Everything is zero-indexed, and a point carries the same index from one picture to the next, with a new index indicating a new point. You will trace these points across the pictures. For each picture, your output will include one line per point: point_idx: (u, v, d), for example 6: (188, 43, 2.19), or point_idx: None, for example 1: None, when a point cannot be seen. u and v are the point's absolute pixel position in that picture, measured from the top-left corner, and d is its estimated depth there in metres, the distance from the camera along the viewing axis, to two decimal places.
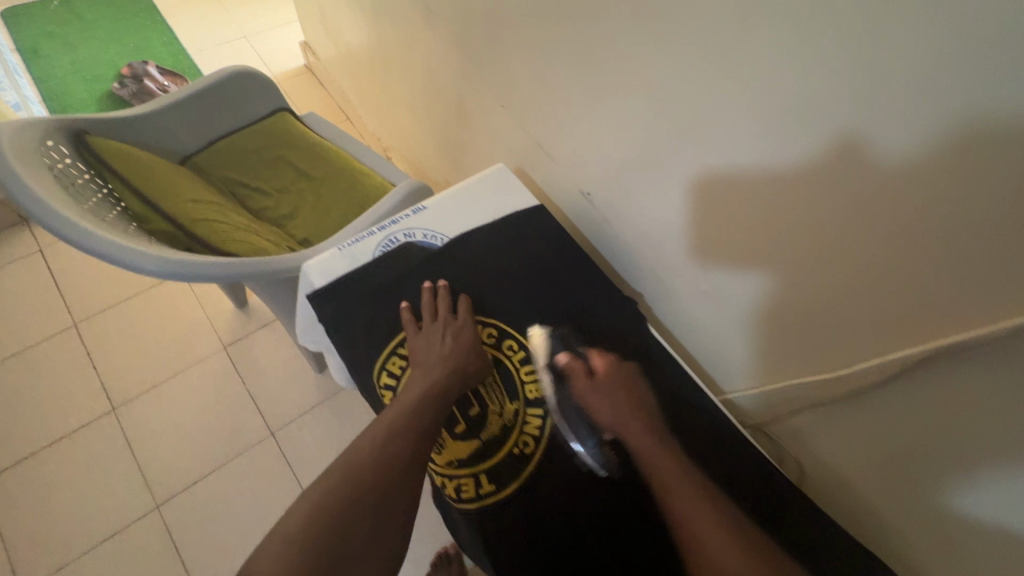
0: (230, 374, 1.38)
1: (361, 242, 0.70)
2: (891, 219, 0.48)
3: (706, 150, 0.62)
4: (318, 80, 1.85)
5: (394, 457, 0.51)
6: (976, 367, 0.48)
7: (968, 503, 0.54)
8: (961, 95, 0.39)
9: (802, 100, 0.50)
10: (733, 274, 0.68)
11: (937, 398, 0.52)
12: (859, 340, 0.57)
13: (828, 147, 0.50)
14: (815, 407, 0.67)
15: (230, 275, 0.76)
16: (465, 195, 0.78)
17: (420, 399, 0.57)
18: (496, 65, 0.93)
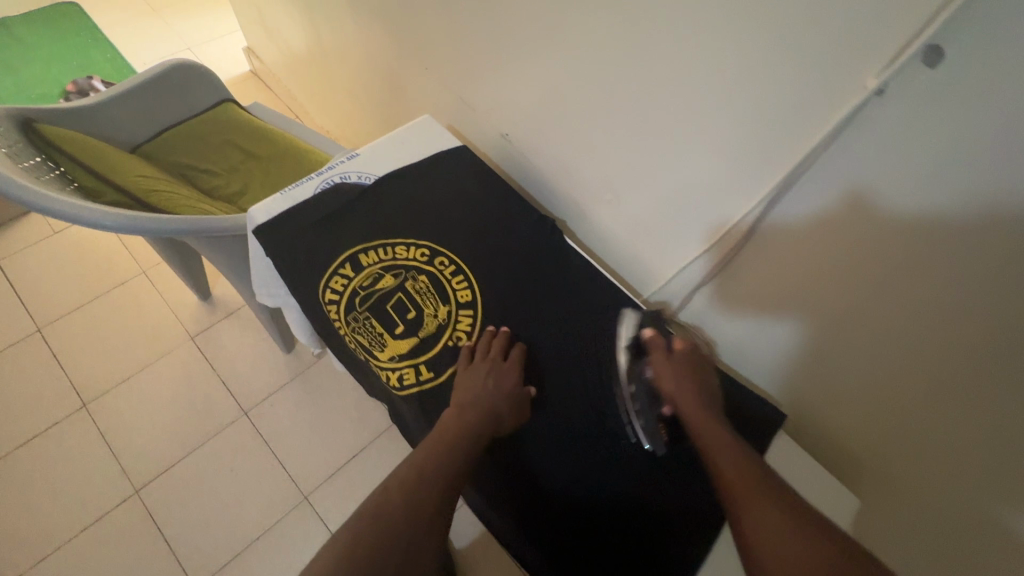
0: (199, 362, 1.42)
1: (300, 186, 0.78)
2: (731, 74, 0.58)
3: (724, 203, 0.68)
4: (264, 83, 1.91)
5: (425, 497, 0.52)
6: (797, 197, 0.60)
7: (832, 331, 0.65)
8: (953, 153, 0.46)
9: (810, 158, 0.56)
10: (759, 321, 0.74)
11: (780, 236, 0.64)
12: (726, 205, 0.68)
13: (838, 200, 0.56)
14: (709, 284, 0.78)
15: (183, 230, 0.83)
16: (395, 141, 0.86)
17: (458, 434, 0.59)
18: (418, 33, 1.02)
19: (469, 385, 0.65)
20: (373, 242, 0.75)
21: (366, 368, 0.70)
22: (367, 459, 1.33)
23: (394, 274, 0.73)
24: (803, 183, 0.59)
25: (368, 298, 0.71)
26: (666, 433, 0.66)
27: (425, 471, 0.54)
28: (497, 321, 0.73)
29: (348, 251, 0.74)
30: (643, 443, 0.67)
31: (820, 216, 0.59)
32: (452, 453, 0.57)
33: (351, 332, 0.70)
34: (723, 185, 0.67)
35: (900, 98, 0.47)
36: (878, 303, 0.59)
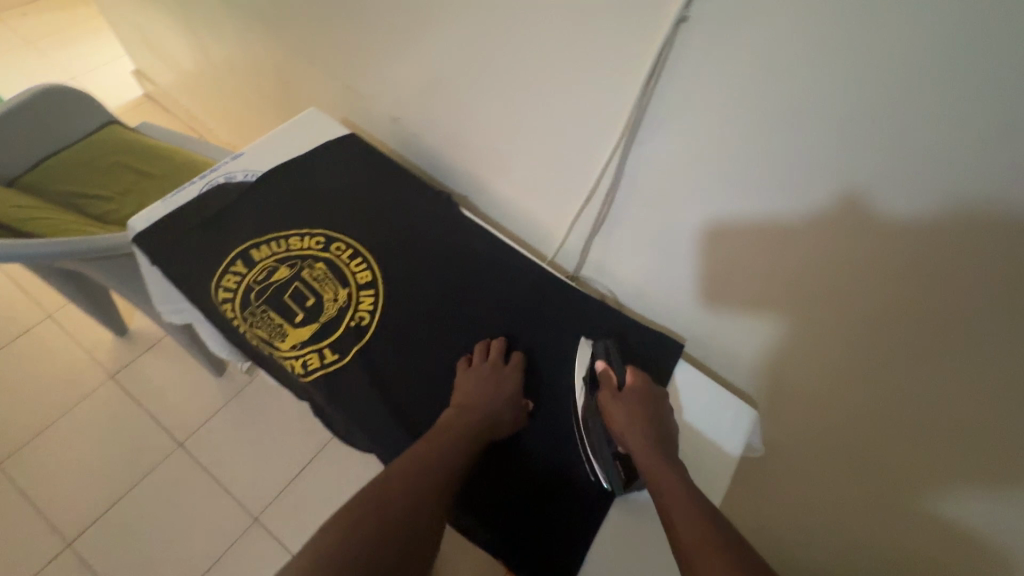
0: (123, 400, 1.35)
1: (182, 192, 0.76)
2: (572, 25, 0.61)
3: (709, 205, 0.65)
4: (160, 104, 1.83)
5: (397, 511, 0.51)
6: (677, 137, 0.62)
7: (730, 267, 0.69)
8: (955, 139, 0.44)
9: (797, 155, 0.53)
10: (741, 323, 0.73)
11: (701, 188, 0.64)
12: (594, 153, 0.71)
13: (831, 201, 0.54)
14: (598, 234, 0.81)
15: (65, 253, 0.80)
16: (280, 136, 0.85)
17: (449, 446, 0.59)
18: (295, 29, 1.02)
19: (471, 388, 0.66)
20: (264, 236, 0.74)
21: (269, 359, 0.69)
22: (316, 468, 1.31)
23: (289, 265, 0.73)
24: (790, 183, 0.56)
25: (263, 292, 0.71)
26: (622, 472, 0.64)
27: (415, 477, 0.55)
28: (399, 296, 0.74)
29: (237, 248, 0.73)
30: (601, 481, 0.65)
31: (673, 145, 0.63)
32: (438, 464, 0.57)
33: (250, 327, 0.69)
34: (704, 188, 0.64)
35: (704, 21, 0.51)
36: (738, 219, 0.63)
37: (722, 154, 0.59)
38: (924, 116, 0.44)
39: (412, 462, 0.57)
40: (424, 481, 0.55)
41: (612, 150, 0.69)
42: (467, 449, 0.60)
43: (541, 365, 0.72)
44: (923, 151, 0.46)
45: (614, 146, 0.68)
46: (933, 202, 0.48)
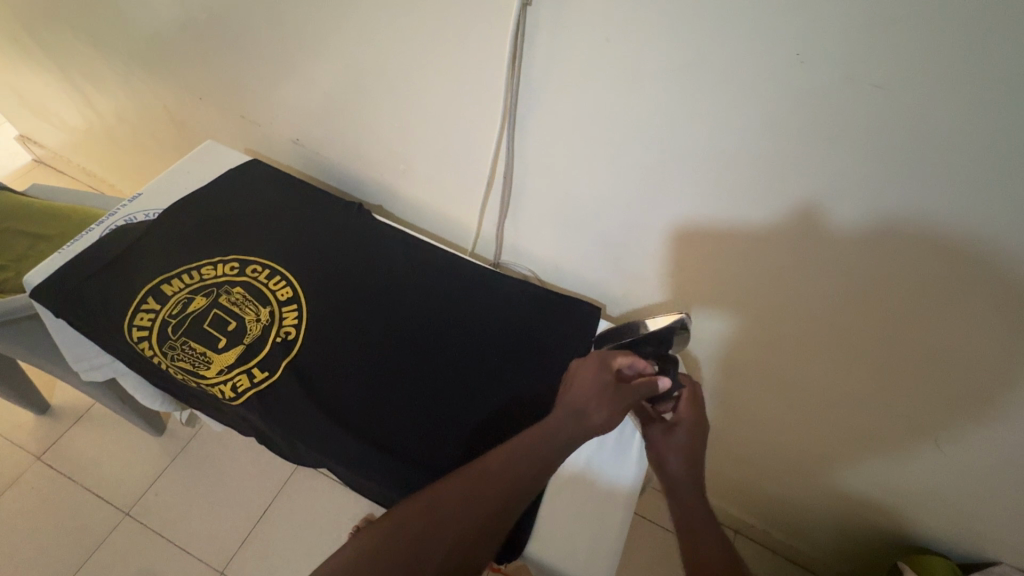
0: (54, 481, 1.26)
1: (80, 240, 0.74)
2: (436, 24, 0.66)
3: (637, 205, 0.71)
4: (52, 167, 1.75)
5: (444, 522, 0.51)
6: (609, 154, 0.68)
7: (636, 230, 0.75)
8: (859, 145, 0.51)
9: (722, 163, 0.61)
10: (658, 282, 0.80)
11: (638, 195, 0.70)
12: (485, 140, 0.76)
13: (756, 198, 0.62)
14: (509, 219, 0.86)
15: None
16: (178, 173, 0.84)
17: (512, 459, 0.55)
18: (179, 67, 1.02)
19: (577, 386, 0.61)
20: (175, 270, 0.74)
21: (196, 389, 0.68)
22: (279, 508, 1.27)
23: (205, 294, 0.72)
24: (716, 185, 0.63)
25: (180, 324, 0.70)
26: None
27: (464, 491, 0.53)
28: (321, 306, 0.75)
29: (146, 286, 0.72)
30: None
31: (565, 126, 0.68)
32: (502, 482, 0.54)
33: (172, 362, 0.68)
34: (635, 193, 0.70)
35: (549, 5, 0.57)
36: (645, 199, 0.70)
37: (650, 161, 0.65)
38: (739, 54, 0.51)
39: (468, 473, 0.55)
40: (490, 490, 0.53)
41: (501, 132, 0.73)
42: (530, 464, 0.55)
43: (473, 346, 0.75)
44: (827, 153, 0.54)
45: (501, 129, 0.72)
46: (832, 189, 0.56)
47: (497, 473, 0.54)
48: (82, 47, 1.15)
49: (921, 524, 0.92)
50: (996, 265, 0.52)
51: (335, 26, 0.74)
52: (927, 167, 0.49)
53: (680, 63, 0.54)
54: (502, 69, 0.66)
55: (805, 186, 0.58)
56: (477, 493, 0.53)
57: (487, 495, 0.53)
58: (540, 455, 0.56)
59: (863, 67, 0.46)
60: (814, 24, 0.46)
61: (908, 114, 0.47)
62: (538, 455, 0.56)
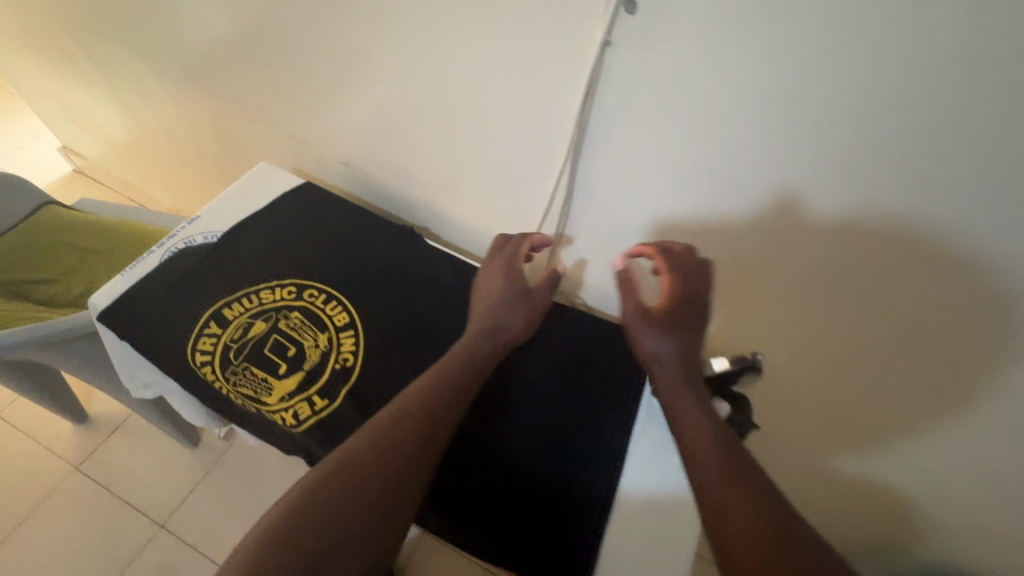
0: (92, 489, 1.28)
1: (143, 263, 0.75)
2: (504, 57, 0.66)
3: (695, 238, 0.71)
4: (92, 177, 1.78)
5: (368, 450, 0.55)
6: (661, 187, 0.68)
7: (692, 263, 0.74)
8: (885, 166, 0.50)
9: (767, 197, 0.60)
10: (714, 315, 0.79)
11: (685, 227, 0.70)
12: (546, 169, 0.76)
13: (798, 231, 0.60)
14: (561, 244, 0.86)
15: (27, 339, 0.79)
16: (235, 195, 0.86)
17: (430, 377, 0.62)
18: (233, 88, 1.04)
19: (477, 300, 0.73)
20: (234, 295, 0.74)
21: (257, 416, 0.69)
22: None
23: (265, 319, 0.73)
24: (769, 221, 0.62)
25: (242, 349, 0.70)
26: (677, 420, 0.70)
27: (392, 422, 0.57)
28: (378, 333, 0.75)
29: (208, 310, 0.72)
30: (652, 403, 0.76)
31: (625, 160, 0.67)
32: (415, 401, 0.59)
33: (234, 387, 0.69)
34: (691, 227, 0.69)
35: (620, 41, 0.57)
36: (704, 235, 0.69)
37: (711, 196, 0.64)
38: (819, 98, 0.50)
39: (396, 407, 0.59)
40: (408, 415, 0.58)
41: (562, 159, 0.73)
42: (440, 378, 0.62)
43: None
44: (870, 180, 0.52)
45: (564, 159, 0.72)
46: (858, 214, 0.55)
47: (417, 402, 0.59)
48: (136, 67, 1.18)
49: (963, 563, 0.89)
50: (981, 245, 0.51)
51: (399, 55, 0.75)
52: (939, 162, 0.48)
53: (736, 94, 0.53)
54: (569, 102, 0.65)
55: (845, 216, 0.56)
56: (397, 420, 0.57)
57: (408, 419, 0.57)
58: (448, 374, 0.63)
59: (936, 98, 0.45)
60: (909, 75, 0.45)
61: (942, 127, 0.46)
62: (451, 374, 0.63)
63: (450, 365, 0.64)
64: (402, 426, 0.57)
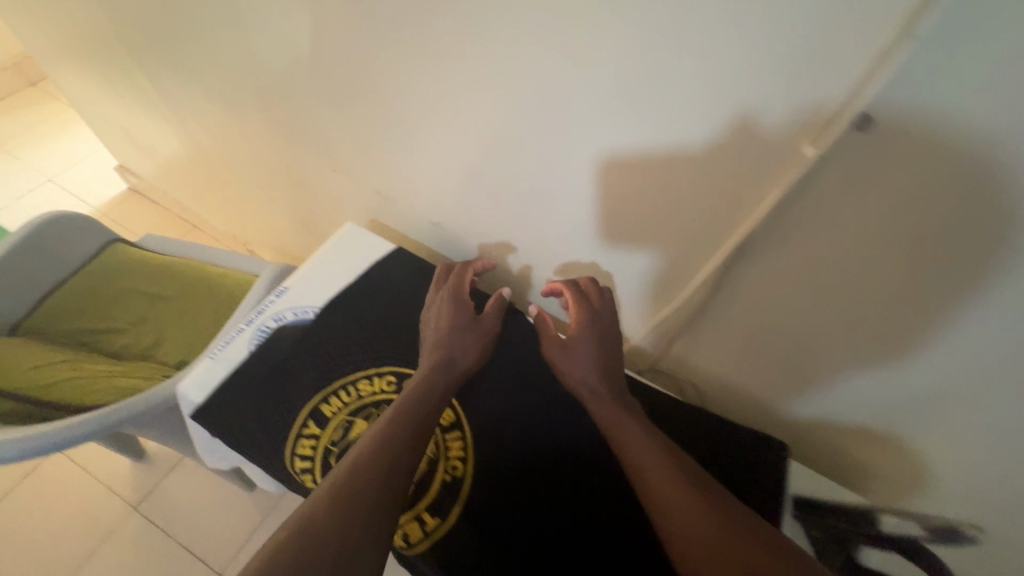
0: (150, 532, 1.25)
1: (232, 344, 0.70)
2: (651, 145, 0.55)
3: (854, 354, 0.59)
4: (149, 197, 1.76)
5: (359, 471, 0.50)
6: (810, 294, 0.57)
7: (846, 382, 0.62)
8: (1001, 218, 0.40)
9: (865, 262, 0.50)
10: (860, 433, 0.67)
11: (826, 330, 0.59)
12: (681, 268, 0.66)
13: (897, 300, 0.51)
14: (682, 336, 0.75)
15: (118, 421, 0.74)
16: (324, 264, 0.80)
17: (404, 400, 0.59)
18: (310, 136, 0.97)
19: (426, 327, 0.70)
20: (330, 388, 0.68)
21: None
22: None
23: (365, 416, 0.66)
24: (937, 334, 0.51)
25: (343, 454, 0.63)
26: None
27: (370, 444, 0.53)
28: (487, 437, 0.67)
29: (305, 406, 0.66)
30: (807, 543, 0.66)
31: (785, 263, 0.56)
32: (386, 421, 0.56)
33: None
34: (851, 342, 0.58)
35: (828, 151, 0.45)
36: (865, 349, 0.57)
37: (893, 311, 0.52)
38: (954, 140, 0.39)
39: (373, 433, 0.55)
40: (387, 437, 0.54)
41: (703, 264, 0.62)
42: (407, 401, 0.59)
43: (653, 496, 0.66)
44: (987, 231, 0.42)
45: (703, 266, 0.62)
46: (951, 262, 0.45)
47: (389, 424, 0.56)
48: (207, 103, 1.13)
49: None
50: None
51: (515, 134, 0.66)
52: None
53: (863, 154, 0.44)
54: (730, 209, 0.55)
55: (946, 280, 0.46)
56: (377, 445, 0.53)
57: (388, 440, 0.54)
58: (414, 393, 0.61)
59: None
60: None
61: None
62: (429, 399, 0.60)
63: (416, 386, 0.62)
64: (379, 446, 0.53)
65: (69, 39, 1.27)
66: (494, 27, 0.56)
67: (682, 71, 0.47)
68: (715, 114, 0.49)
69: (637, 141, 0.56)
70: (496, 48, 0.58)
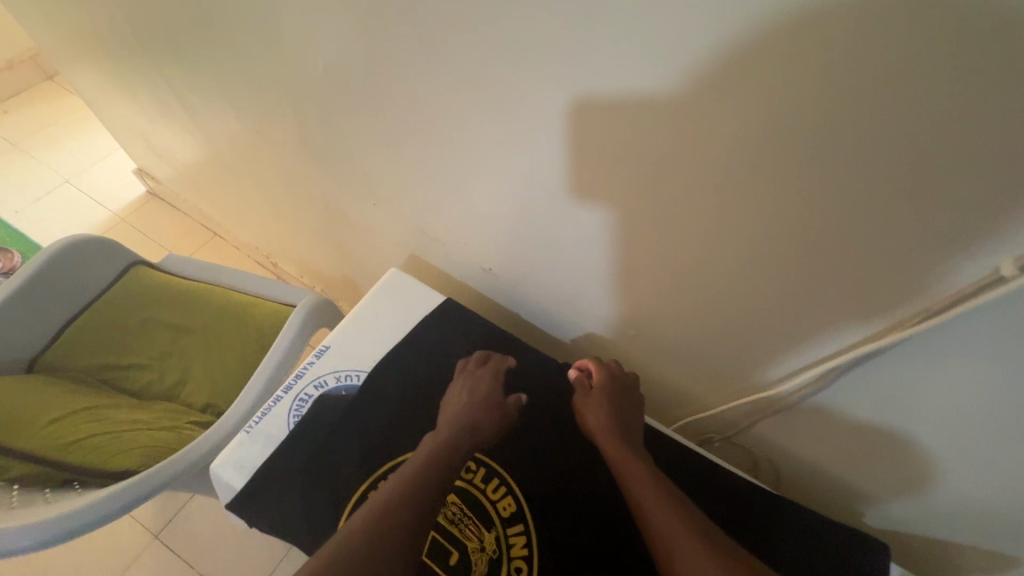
0: (172, 562, 1.20)
1: (269, 416, 0.64)
2: (787, 229, 0.48)
3: (997, 456, 0.54)
4: (168, 203, 1.69)
5: (387, 531, 0.47)
6: (956, 393, 0.51)
7: (980, 481, 0.57)
8: None
9: (989, 334, 0.45)
10: (991, 532, 0.61)
11: (976, 433, 0.53)
12: (802, 351, 0.59)
13: None
14: (772, 417, 0.69)
15: (142, 495, 0.68)
16: (367, 318, 0.72)
17: (430, 459, 0.55)
18: (350, 166, 0.89)
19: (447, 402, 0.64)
20: (378, 472, 0.61)
21: None
22: None
23: None
24: None
25: None
26: None
27: (400, 498, 0.50)
28: (554, 533, 0.60)
29: (353, 496, 0.60)
30: None
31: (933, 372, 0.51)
32: (417, 476, 0.53)
33: None
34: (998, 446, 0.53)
35: None
36: (1012, 453, 0.52)
37: None
38: None
39: (401, 487, 0.51)
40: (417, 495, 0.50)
41: (837, 354, 0.56)
42: (437, 461, 0.55)
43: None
44: None
45: (836, 354, 0.56)
46: None
47: (420, 482, 0.52)
48: (236, 121, 1.05)
49: None
50: None
51: (603, 199, 0.58)
52: None
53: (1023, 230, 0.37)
54: (889, 306, 0.48)
55: None
56: (406, 500, 0.50)
57: (419, 498, 0.50)
58: (444, 452, 0.56)
59: None
60: None
61: None
62: (453, 458, 0.56)
63: (446, 447, 0.57)
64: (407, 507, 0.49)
65: (86, 43, 1.19)
66: (601, 89, 0.48)
67: (850, 162, 0.40)
68: (889, 214, 0.41)
69: (769, 223, 0.49)
70: (600, 111, 0.50)
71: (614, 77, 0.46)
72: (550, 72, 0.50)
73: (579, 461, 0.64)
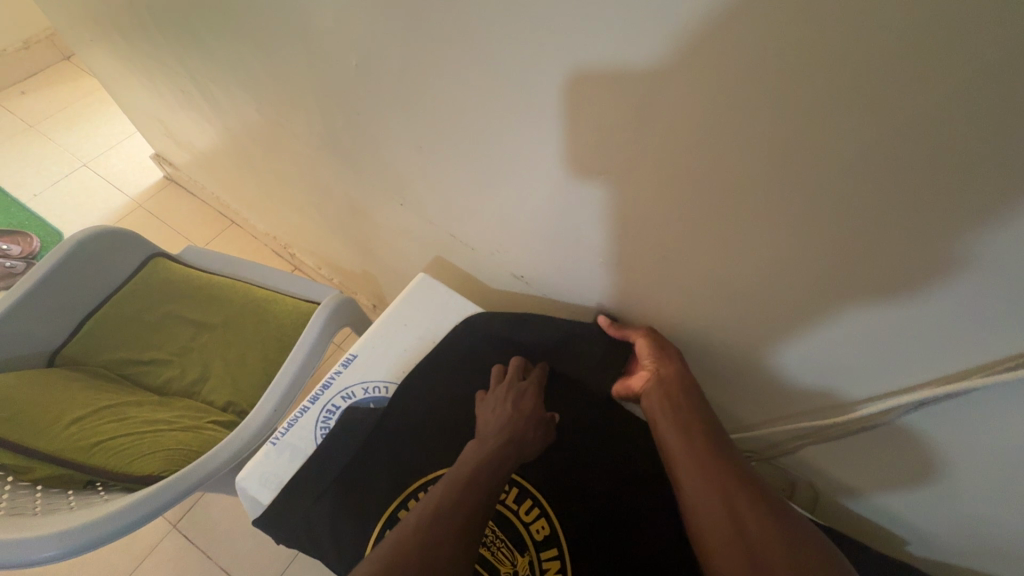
0: (189, 553, 1.21)
1: (296, 427, 0.62)
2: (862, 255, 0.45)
3: None
4: (186, 189, 1.66)
5: (449, 524, 0.46)
6: None
7: None
8: None
9: None
10: None
11: None
12: (867, 374, 0.55)
13: None
14: (819, 443, 0.66)
15: (160, 505, 0.66)
16: (395, 326, 0.70)
17: (482, 463, 0.53)
18: (376, 164, 0.85)
19: (488, 412, 0.61)
20: (409, 490, 0.59)
21: None
22: None
23: None
24: None
25: None
26: None
27: (459, 490, 0.50)
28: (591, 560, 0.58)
29: (383, 514, 0.58)
30: None
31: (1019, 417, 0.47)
32: (473, 469, 0.52)
33: None
34: None
35: None
36: None
37: None
38: None
39: (458, 479, 0.51)
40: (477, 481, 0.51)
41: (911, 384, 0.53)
42: (492, 459, 0.54)
43: None
44: None
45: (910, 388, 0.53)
46: None
47: (475, 477, 0.51)
48: (257, 112, 1.01)
49: None
50: None
51: (657, 212, 0.55)
52: None
53: None
54: (983, 342, 0.45)
55: None
56: (466, 491, 0.50)
57: (478, 489, 0.50)
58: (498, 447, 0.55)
59: None
60: None
61: None
62: (504, 459, 0.55)
63: (497, 447, 0.56)
64: (467, 501, 0.49)
65: (102, 26, 1.15)
66: (664, 100, 0.44)
67: (952, 187, 0.37)
68: (991, 243, 0.38)
69: (841, 248, 0.45)
70: (658, 122, 0.46)
71: (677, 87, 0.42)
72: (608, 84, 0.46)
73: (619, 486, 0.62)
